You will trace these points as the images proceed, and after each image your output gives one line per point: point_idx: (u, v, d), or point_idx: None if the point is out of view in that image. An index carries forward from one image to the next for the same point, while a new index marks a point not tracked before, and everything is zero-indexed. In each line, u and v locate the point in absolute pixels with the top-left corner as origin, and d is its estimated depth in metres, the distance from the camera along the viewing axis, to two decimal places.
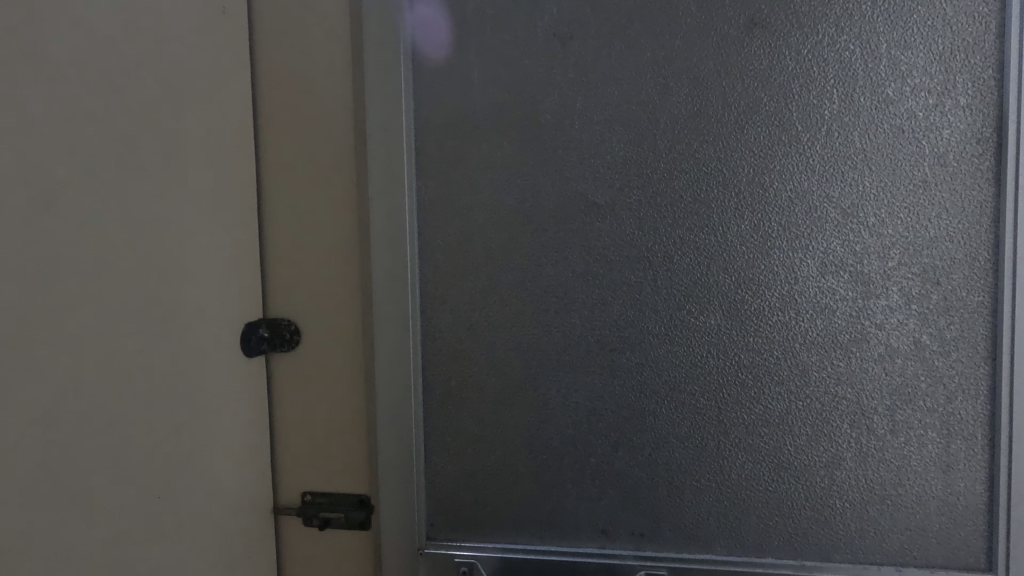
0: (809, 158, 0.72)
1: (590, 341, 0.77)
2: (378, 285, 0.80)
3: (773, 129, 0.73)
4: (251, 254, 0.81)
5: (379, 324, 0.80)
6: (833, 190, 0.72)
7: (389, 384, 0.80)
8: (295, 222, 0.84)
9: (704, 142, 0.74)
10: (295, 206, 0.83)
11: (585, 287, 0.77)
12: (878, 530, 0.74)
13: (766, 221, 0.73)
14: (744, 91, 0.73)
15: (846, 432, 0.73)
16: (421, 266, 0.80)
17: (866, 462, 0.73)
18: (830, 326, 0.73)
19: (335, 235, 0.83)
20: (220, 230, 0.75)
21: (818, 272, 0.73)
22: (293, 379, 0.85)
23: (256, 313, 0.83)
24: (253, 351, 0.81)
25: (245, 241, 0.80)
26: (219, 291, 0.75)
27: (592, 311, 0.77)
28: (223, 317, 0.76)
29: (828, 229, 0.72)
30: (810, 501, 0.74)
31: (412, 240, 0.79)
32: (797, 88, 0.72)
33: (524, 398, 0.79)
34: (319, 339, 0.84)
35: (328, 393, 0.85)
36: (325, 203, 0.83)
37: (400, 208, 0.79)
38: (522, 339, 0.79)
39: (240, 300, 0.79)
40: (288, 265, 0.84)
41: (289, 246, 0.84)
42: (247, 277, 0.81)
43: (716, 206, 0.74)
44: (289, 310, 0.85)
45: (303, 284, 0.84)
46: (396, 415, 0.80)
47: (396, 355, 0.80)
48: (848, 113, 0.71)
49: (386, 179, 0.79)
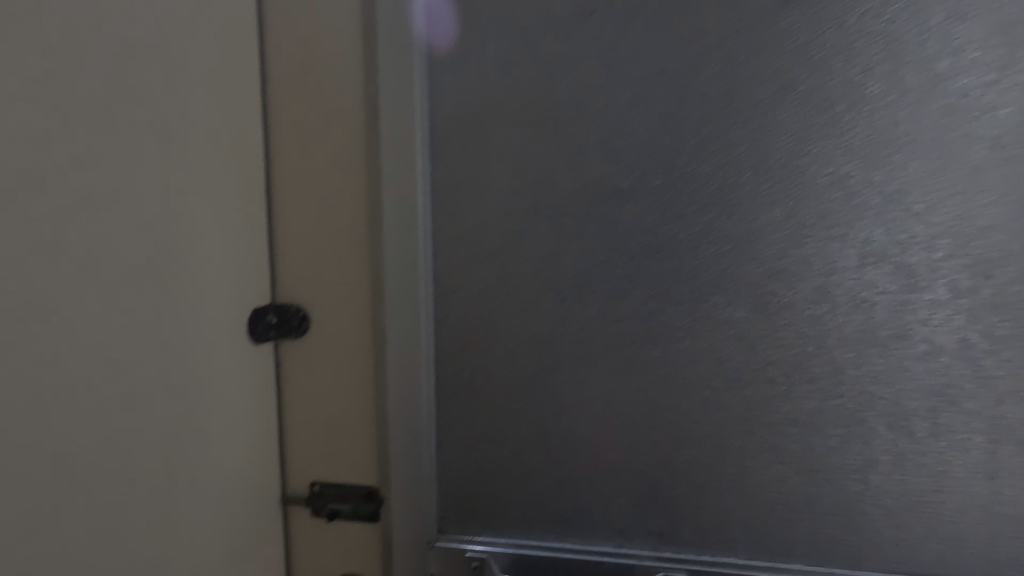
0: (849, 140, 0.67)
1: (608, 333, 0.73)
2: (387, 272, 0.77)
3: (810, 108, 0.67)
4: (258, 239, 0.79)
5: (389, 313, 0.77)
6: (875, 174, 0.67)
7: (398, 376, 0.78)
8: (304, 206, 0.81)
9: (735, 122, 0.69)
10: (304, 189, 0.81)
11: (604, 277, 0.73)
12: (914, 538, 0.69)
13: (800, 208, 0.68)
14: (779, 68, 0.68)
15: (882, 434, 0.69)
16: (433, 253, 0.77)
17: (904, 466, 0.69)
18: (868, 321, 0.68)
19: (344, 219, 0.80)
20: (226, 213, 0.73)
21: (856, 263, 0.68)
22: (302, 367, 0.83)
23: (263, 299, 0.80)
24: (262, 338, 0.79)
25: (252, 225, 0.78)
26: (224, 277, 0.73)
27: (611, 301, 0.73)
28: (229, 303, 0.74)
29: (868, 217, 0.67)
30: (842, 506, 0.70)
31: (424, 225, 0.76)
32: (837, 64, 0.67)
33: (539, 392, 0.76)
34: (329, 327, 0.82)
35: (337, 381, 0.83)
36: (334, 187, 0.80)
37: (411, 192, 0.76)
38: (536, 330, 0.75)
39: (246, 286, 0.77)
40: (297, 251, 0.82)
41: (298, 230, 0.81)
42: (254, 262, 0.78)
43: (746, 191, 0.69)
44: (297, 296, 0.82)
45: (312, 270, 0.81)
46: (405, 406, 0.78)
47: (407, 345, 0.77)
48: (895, 91, 0.66)
49: (397, 162, 0.76)
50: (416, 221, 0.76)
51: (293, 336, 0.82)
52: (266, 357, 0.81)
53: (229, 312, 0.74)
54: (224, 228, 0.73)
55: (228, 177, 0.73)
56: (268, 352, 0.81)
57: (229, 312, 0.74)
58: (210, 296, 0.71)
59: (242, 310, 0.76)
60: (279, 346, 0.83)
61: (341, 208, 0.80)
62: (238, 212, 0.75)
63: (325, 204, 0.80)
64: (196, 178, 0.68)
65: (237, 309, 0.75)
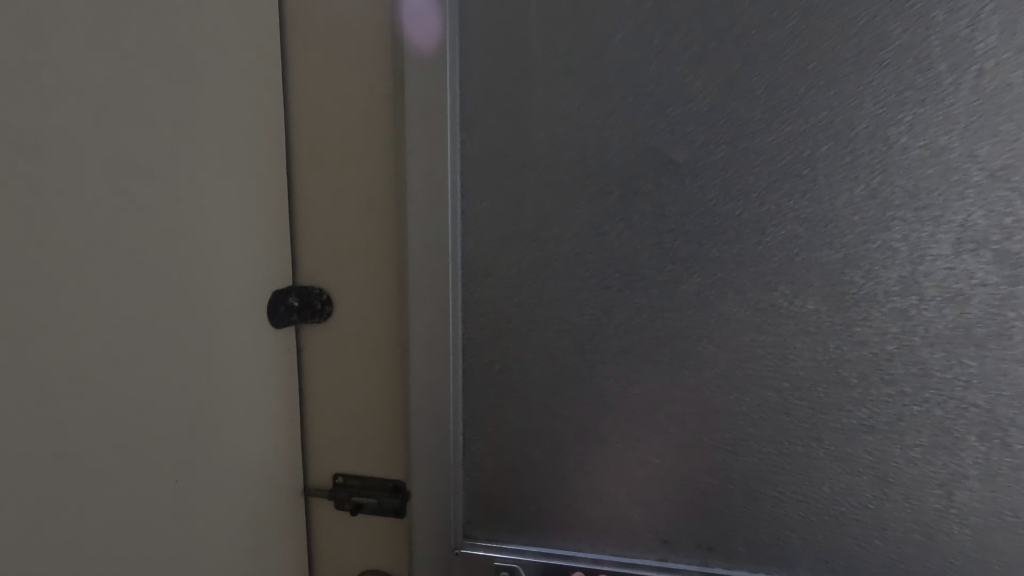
0: (950, 106, 0.57)
1: (657, 324, 0.66)
2: (413, 255, 0.71)
3: (904, 70, 0.58)
4: (278, 217, 0.74)
5: (415, 299, 0.71)
6: (979, 147, 0.57)
7: (425, 367, 0.72)
8: (326, 182, 0.75)
9: (813, 86, 0.60)
10: (326, 164, 0.75)
11: (654, 262, 0.65)
12: (1005, 564, 0.61)
13: (887, 186, 0.59)
14: (868, 22, 0.58)
15: (972, 446, 0.60)
16: (464, 234, 0.71)
17: (997, 483, 0.60)
18: (962, 317, 0.59)
19: (369, 197, 0.74)
20: (243, 189, 0.68)
21: (951, 251, 0.58)
22: (324, 355, 0.78)
23: (283, 281, 0.75)
24: (281, 322, 0.74)
25: (271, 202, 0.72)
26: (242, 258, 0.68)
27: (662, 290, 0.65)
28: (247, 286, 0.69)
29: (968, 196, 0.58)
30: (921, 524, 0.62)
31: (454, 203, 0.69)
32: (941, 16, 0.57)
33: (577, 388, 0.69)
34: (352, 312, 0.77)
35: (361, 370, 0.78)
36: (358, 161, 0.74)
37: (439, 167, 0.69)
38: (576, 320, 0.68)
39: (265, 267, 0.72)
40: (318, 230, 0.76)
41: (321, 208, 0.76)
42: (273, 242, 0.73)
43: (822, 167, 0.60)
44: (319, 278, 0.77)
45: (335, 250, 0.76)
46: (432, 400, 0.72)
47: (434, 335, 0.71)
48: (1010, 47, 0.55)
49: (424, 134, 0.69)
50: (445, 199, 0.69)
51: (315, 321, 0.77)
52: (286, 342, 0.76)
53: (247, 295, 0.69)
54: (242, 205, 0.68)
55: (246, 150, 0.68)
56: (288, 337, 0.77)
57: (246, 296, 0.69)
58: (228, 279, 0.66)
59: (261, 293, 0.71)
60: (300, 330, 0.79)
61: (365, 184, 0.74)
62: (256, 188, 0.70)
63: (348, 180, 0.75)
64: (211, 151, 0.63)
65: (256, 293, 0.70)
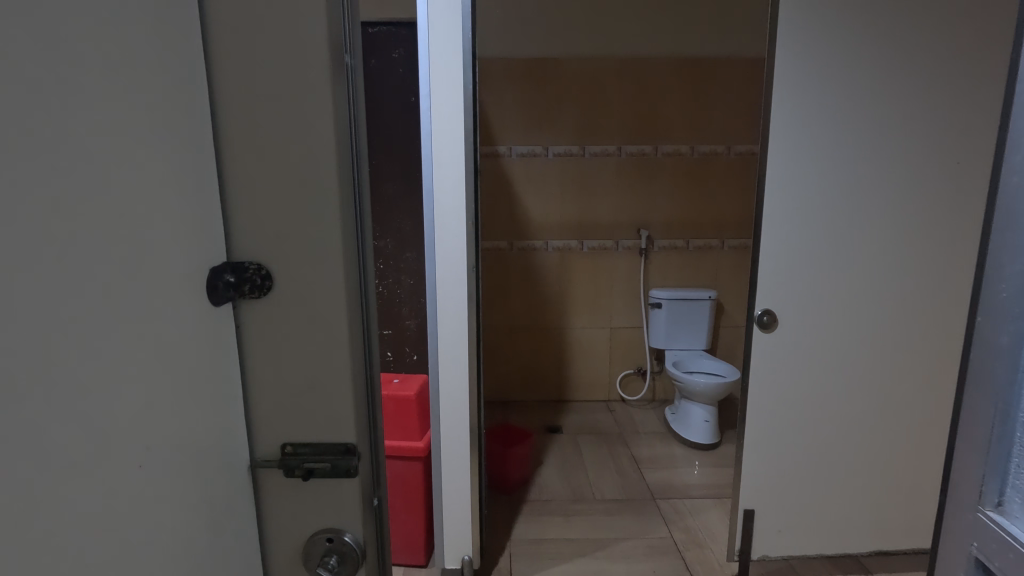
0: (838, 154, 0.90)
1: (996, 319, 0.31)
2: (267, 318, 0.31)
3: (822, 144, 0.89)
4: (173, 151, 0.26)
5: (303, 396, 0.32)
6: (848, 175, 0.90)
7: (338, 497, 0.33)
8: (208, 143, 0.29)
9: (796, 137, 0.89)
10: (184, 93, 0.27)
11: (1011, 186, 0.30)
12: (946, 548, 0.35)
13: (819, 203, 0.91)
14: (812, 96, 0.87)
15: (965, 405, 0.33)
16: (366, 229, 0.32)
17: (965, 441, 0.33)
18: (851, 278, 0.93)
19: (242, 182, 0.30)
20: (97, 109, 0.22)
21: (845, 229, 0.92)
22: (275, 485, 0.33)
23: (178, 327, 0.27)
24: (221, 302, 0.29)
25: (156, 205, 0.25)
26: (88, 396, 0.22)
27: (998, 254, 0.31)
28: (110, 476, 0.23)
29: (848, 207, 0.91)
30: (947, 537, 0.35)
31: (355, 161, 0.31)
32: (829, 107, 0.88)
33: (752, 317, 0.94)
34: (295, 435, 0.32)
35: (297, 518, 0.33)
36: (244, 89, 0.29)
37: (332, 109, 0.29)
38: (990, 308, 0.31)
39: (159, 388, 0.25)
40: (235, 249, 0.30)
41: (247, 120, 0.29)
42: (158, 313, 0.25)
43: (793, 189, 0.90)
44: (239, 342, 0.31)
45: (262, 298, 0.31)
46: (365, 558, 0.34)
47: (327, 465, 0.32)
48: (846, 124, 0.89)
49: (294, 41, 0.28)
50: (345, 179, 0.30)
51: (277, 432, 0.32)
52: (240, 522, 0.31)
53: (115, 499, 0.23)
54: (76, 234, 0.21)
55: (93, 67, 0.22)
56: (241, 511, 0.31)
57: (123, 493, 0.23)
58: (36, 483, 0.20)
59: (150, 470, 0.25)
60: (257, 482, 0.33)
61: (278, 139, 0.29)
62: (129, 172, 0.24)
63: (247, 136, 0.29)
64: None
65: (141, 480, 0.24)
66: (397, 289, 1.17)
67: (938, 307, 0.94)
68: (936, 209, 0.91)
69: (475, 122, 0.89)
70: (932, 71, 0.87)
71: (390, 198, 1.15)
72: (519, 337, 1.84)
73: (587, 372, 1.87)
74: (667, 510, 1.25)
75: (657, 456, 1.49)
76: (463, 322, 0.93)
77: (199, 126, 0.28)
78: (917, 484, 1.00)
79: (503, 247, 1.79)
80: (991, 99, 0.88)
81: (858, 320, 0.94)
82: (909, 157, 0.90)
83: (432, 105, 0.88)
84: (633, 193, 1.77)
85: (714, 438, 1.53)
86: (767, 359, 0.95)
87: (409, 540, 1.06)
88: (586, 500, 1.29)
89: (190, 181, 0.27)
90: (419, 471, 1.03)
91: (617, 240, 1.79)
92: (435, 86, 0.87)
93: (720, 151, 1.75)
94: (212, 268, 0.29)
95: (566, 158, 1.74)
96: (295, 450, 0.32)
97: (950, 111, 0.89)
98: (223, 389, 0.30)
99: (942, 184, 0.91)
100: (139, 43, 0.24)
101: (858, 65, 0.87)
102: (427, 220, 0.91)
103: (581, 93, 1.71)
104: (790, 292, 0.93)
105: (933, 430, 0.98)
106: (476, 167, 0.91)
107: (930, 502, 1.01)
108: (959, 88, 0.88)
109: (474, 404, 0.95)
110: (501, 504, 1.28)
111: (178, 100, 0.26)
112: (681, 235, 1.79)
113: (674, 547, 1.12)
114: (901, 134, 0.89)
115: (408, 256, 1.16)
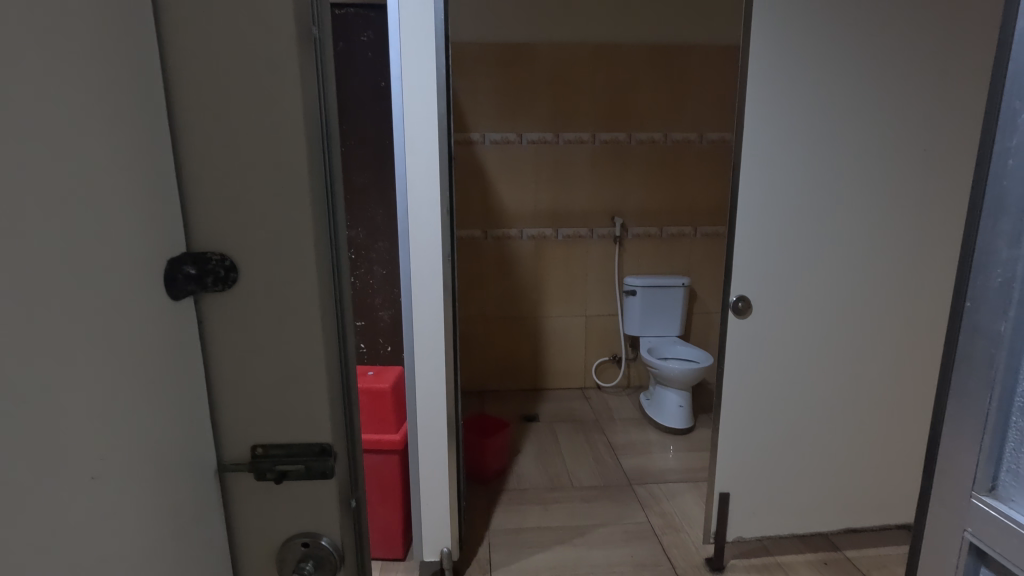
0: (810, 140, 0.90)
1: (993, 305, 0.33)
2: (232, 313, 0.29)
3: (794, 131, 0.90)
4: (124, 132, 0.24)
5: (272, 394, 0.30)
6: (820, 161, 0.91)
7: (314, 500, 0.32)
8: (161, 124, 0.26)
9: (768, 123, 0.89)
10: (134, 70, 0.25)
11: (1005, 171, 0.32)
12: (933, 520, 0.37)
13: (791, 189, 0.92)
14: (785, 82, 0.88)
15: (955, 388, 0.35)
16: (337, 220, 0.31)
17: (955, 420, 0.35)
18: (823, 263, 0.94)
19: (201, 168, 0.27)
20: (39, 85, 0.20)
21: (817, 215, 0.93)
22: (245, 488, 0.31)
23: (137, 323, 0.25)
24: (181, 296, 0.27)
25: (105, 192, 0.23)
26: (31, 404, 0.20)
27: (992, 242, 0.33)
28: (60, 487, 0.21)
29: (820, 194, 0.92)
30: (935, 512, 0.37)
31: (325, 146, 0.29)
32: (802, 93, 0.89)
33: (727, 303, 0.95)
34: (266, 436, 0.31)
35: (268, 523, 0.32)
36: (201, 66, 0.27)
37: (301, 91, 0.27)
38: (985, 296, 0.33)
39: (113, 391, 0.23)
40: (196, 239, 0.28)
41: (204, 102, 0.27)
42: (108, 309, 0.23)
43: (766, 176, 0.91)
44: (202, 339, 0.29)
45: (226, 291, 0.29)
46: (341, 562, 0.32)
47: (300, 467, 0.31)
48: (818, 111, 0.90)
49: (258, 17, 0.26)
50: (316, 166, 0.29)
51: (246, 433, 0.30)
52: (207, 529, 0.29)
53: (65, 512, 0.21)
54: (17, 222, 0.19)
55: (29, 35, 0.20)
56: (208, 517, 0.30)
57: (72, 506, 0.21)
58: None
59: (104, 482, 0.23)
60: (226, 486, 0.31)
61: (240, 121, 0.27)
62: (72, 156, 0.21)
63: (207, 117, 0.27)
64: None
65: (93, 491, 0.22)
66: (369, 279, 1.14)
67: (904, 292, 0.97)
68: (905, 196, 0.93)
69: (448, 107, 0.87)
70: (900, 60, 0.89)
71: (361, 186, 1.12)
72: (494, 326, 1.83)
73: (563, 360, 1.87)
74: (644, 495, 1.26)
75: (632, 442, 1.51)
76: (439, 313, 0.91)
77: (153, 107, 0.26)
78: (884, 463, 1.03)
79: (478, 236, 1.77)
80: (957, 88, 0.91)
81: (829, 305, 0.96)
82: (878, 145, 0.91)
83: (404, 91, 0.85)
84: (607, 181, 1.77)
85: (688, 423, 1.55)
86: (742, 344, 0.96)
87: (387, 535, 1.05)
88: (564, 488, 1.29)
89: (144, 167, 0.25)
90: (396, 464, 1.02)
91: (591, 228, 1.79)
92: (406, 70, 0.85)
93: (693, 139, 1.76)
94: (170, 260, 0.27)
95: (540, 145, 1.73)
96: (266, 451, 0.31)
97: (917, 99, 0.90)
98: (186, 390, 0.28)
99: (909, 171, 0.93)
100: (82, 13, 0.22)
101: (831, 53, 0.88)
102: (400, 209, 0.88)
103: (555, 80, 1.70)
104: (764, 278, 0.94)
105: (900, 410, 1.01)
106: (450, 154, 0.89)
107: (898, 481, 1.05)
108: (926, 78, 0.90)
109: (452, 396, 0.94)
110: (479, 494, 1.27)
111: (129, 76, 0.24)
112: (655, 222, 1.80)
113: (651, 532, 1.14)
114: (871, 121, 0.90)
115: (380, 246, 1.14)
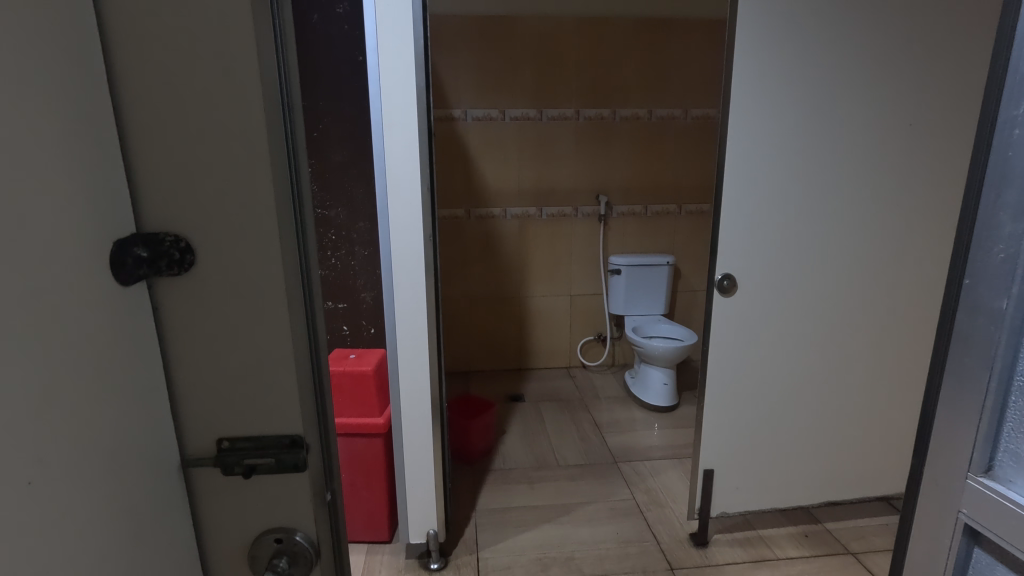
0: (799, 115, 0.89)
1: (995, 282, 0.32)
2: (188, 300, 0.27)
3: (782, 106, 0.89)
4: (60, 104, 0.22)
5: (237, 385, 0.29)
6: (808, 136, 0.90)
7: (286, 495, 0.30)
8: (102, 96, 0.24)
9: (755, 97, 0.88)
10: (68, 38, 0.22)
11: (1011, 141, 0.31)
12: (926, 497, 0.37)
13: (779, 165, 0.91)
14: (772, 55, 0.86)
15: (953, 367, 0.35)
16: (301, 201, 0.29)
17: (950, 399, 0.35)
18: (810, 239, 0.94)
19: (147, 143, 0.25)
20: None
21: (805, 191, 0.92)
22: (212, 481, 0.30)
23: (82, 313, 0.23)
24: (129, 280, 0.25)
25: (36, 173, 0.21)
26: None
27: (995, 216, 0.32)
28: None
29: (808, 170, 0.92)
30: (929, 490, 0.37)
31: (285, 121, 0.28)
32: (789, 66, 0.87)
33: (713, 282, 0.95)
34: (231, 428, 0.29)
35: (236, 517, 0.30)
36: (143, 31, 0.24)
37: (255, 60, 0.25)
38: (986, 272, 0.33)
39: (54, 386, 0.22)
40: (145, 221, 0.26)
41: (148, 71, 0.25)
42: (45, 299, 0.21)
43: (754, 151, 0.90)
44: (157, 327, 0.27)
45: (182, 275, 0.27)
46: (315, 556, 0.31)
47: (270, 460, 0.29)
48: (807, 84, 0.88)
49: None
50: (277, 142, 0.27)
51: (209, 425, 0.29)
52: (171, 526, 0.28)
53: None
54: None
55: None
56: (172, 514, 0.28)
57: (7, 515, 0.20)
58: None
59: (46, 485, 0.21)
60: (191, 482, 0.30)
61: (192, 94, 0.25)
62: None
63: (154, 90, 0.25)
64: None
65: (33, 496, 0.21)
66: (350, 260, 1.12)
67: (889, 271, 0.97)
68: (891, 172, 0.93)
69: (427, 82, 0.84)
70: (888, 35, 0.88)
71: (339, 166, 1.09)
72: (478, 308, 1.82)
73: (548, 339, 1.87)
74: (628, 472, 1.28)
75: (616, 420, 1.52)
76: (423, 295, 0.90)
77: (93, 78, 0.24)
78: (868, 436, 1.05)
79: (461, 216, 1.74)
80: (944, 63, 0.90)
81: (815, 285, 0.97)
82: (864, 121, 0.91)
83: (380, 65, 0.82)
84: (592, 158, 1.75)
85: (673, 401, 1.57)
86: (728, 323, 0.96)
87: (373, 518, 1.05)
88: (549, 466, 1.30)
89: (85, 143, 0.23)
90: (379, 448, 1.02)
91: (576, 207, 1.77)
92: (382, 42, 0.81)
93: (677, 115, 1.75)
94: (116, 243, 0.25)
95: (523, 122, 1.70)
96: (233, 445, 0.29)
97: (902, 73, 0.90)
98: (142, 383, 0.26)
99: (895, 148, 0.92)
100: None
101: (820, 29, 0.86)
102: (379, 189, 0.86)
103: (539, 54, 1.66)
104: (750, 257, 0.94)
105: (883, 384, 1.03)
106: (430, 131, 0.86)
107: (880, 455, 1.06)
108: (912, 54, 0.89)
109: (435, 378, 0.94)
110: (464, 474, 1.28)
111: (62, 40, 0.22)
112: (640, 201, 1.79)
113: (637, 508, 1.15)
114: (859, 96, 0.89)
115: (361, 226, 1.11)
